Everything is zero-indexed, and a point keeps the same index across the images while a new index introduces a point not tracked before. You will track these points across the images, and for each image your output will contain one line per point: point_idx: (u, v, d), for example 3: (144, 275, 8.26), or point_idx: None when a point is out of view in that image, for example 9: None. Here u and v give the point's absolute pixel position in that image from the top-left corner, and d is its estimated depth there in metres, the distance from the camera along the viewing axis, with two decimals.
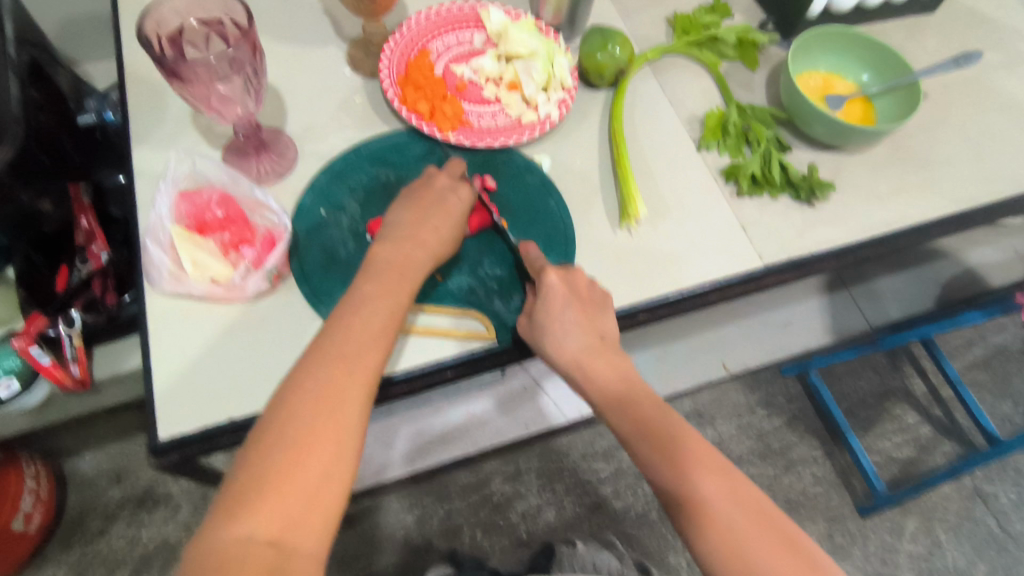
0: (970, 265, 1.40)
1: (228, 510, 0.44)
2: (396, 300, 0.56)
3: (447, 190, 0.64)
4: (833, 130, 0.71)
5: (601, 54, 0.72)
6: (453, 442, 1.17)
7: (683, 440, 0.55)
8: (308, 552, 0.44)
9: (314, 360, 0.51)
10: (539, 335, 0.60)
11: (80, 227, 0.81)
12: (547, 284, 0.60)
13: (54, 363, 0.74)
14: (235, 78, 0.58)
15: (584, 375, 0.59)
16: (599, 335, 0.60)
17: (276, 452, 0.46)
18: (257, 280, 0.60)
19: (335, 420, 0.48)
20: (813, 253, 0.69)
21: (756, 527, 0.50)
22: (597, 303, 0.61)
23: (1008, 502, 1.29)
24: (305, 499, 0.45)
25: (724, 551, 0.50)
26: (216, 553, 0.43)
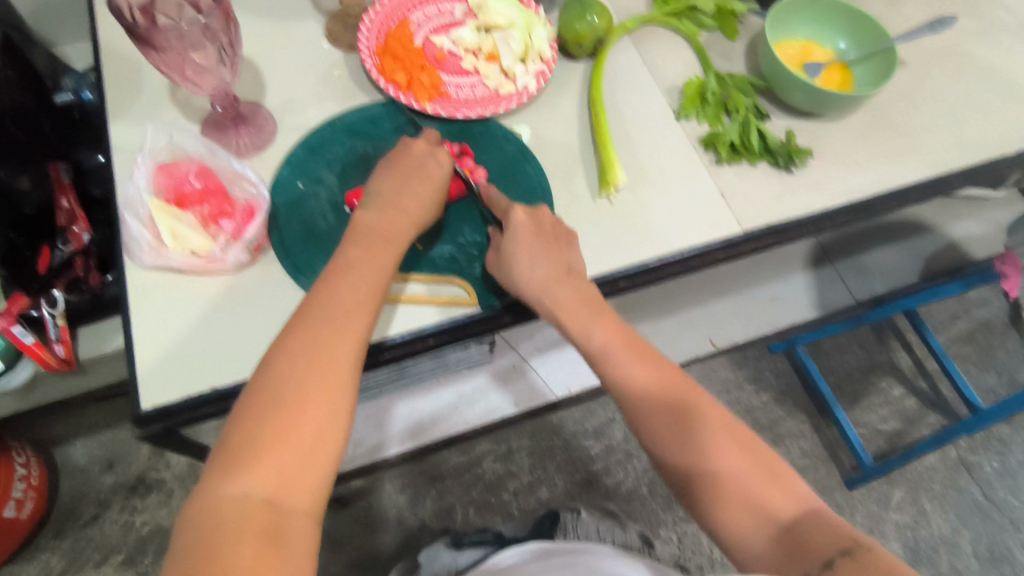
0: (953, 238, 1.42)
1: (223, 468, 0.45)
2: (381, 265, 0.56)
3: (425, 156, 0.63)
4: (811, 96, 0.72)
5: (580, 23, 0.72)
6: (446, 422, 1.17)
7: (665, 374, 0.58)
8: (303, 509, 0.45)
9: (305, 323, 0.51)
10: (503, 270, 0.61)
11: (60, 208, 0.80)
12: (516, 220, 0.60)
13: (37, 343, 0.73)
14: (209, 47, 0.58)
15: (551, 303, 0.60)
16: (565, 264, 0.61)
17: (269, 412, 0.47)
18: (237, 253, 0.61)
19: (328, 384, 0.49)
20: (791, 219, 0.70)
21: (737, 449, 0.53)
22: (562, 239, 0.62)
23: (992, 471, 1.31)
24: (299, 457, 0.46)
25: (699, 470, 0.53)
26: (215, 506, 0.43)
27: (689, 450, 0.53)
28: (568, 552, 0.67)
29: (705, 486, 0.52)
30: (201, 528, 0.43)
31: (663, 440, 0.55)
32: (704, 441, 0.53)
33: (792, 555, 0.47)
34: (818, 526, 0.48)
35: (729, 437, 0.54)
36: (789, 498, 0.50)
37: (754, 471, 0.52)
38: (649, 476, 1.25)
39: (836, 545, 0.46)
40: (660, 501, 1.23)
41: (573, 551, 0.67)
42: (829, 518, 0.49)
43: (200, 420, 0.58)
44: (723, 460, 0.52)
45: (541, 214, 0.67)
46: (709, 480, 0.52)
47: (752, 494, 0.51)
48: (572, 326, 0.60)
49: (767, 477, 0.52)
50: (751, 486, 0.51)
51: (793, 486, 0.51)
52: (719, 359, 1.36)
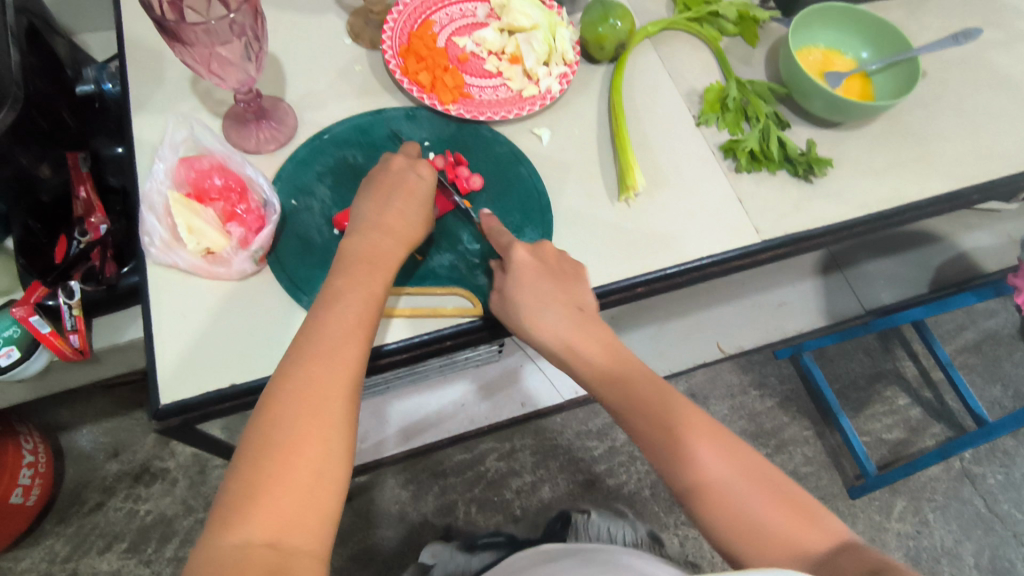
0: (963, 248, 1.42)
1: (222, 518, 0.43)
2: (369, 291, 0.54)
3: (405, 171, 0.62)
4: (831, 105, 0.72)
5: (602, 27, 0.72)
6: (444, 429, 1.17)
7: (676, 411, 0.54)
8: (309, 551, 0.43)
9: (293, 360, 0.49)
10: (510, 312, 0.60)
11: (78, 198, 0.80)
12: (518, 259, 0.60)
13: (54, 332, 0.74)
14: (236, 42, 0.58)
15: (570, 353, 0.58)
16: (578, 307, 0.60)
17: (263, 458, 0.45)
18: (244, 260, 0.60)
19: (320, 419, 0.47)
20: (809, 227, 0.70)
21: (763, 489, 0.51)
22: (569, 276, 0.61)
23: (995, 482, 1.31)
24: (299, 500, 0.44)
25: (732, 518, 0.50)
26: (215, 559, 0.41)
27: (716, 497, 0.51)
28: (579, 550, 0.67)
29: (736, 534, 0.50)
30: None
31: (687, 487, 0.52)
32: (731, 487, 0.51)
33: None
34: (854, 556, 0.48)
35: (754, 477, 0.51)
36: (821, 532, 0.49)
37: (787, 516, 0.50)
38: (652, 479, 1.25)
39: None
40: (662, 505, 1.23)
41: (589, 548, 0.67)
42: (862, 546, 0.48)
43: (216, 415, 0.59)
44: (749, 499, 0.50)
45: (539, 230, 0.67)
46: (740, 526, 0.50)
47: (794, 543, 0.48)
48: (590, 378, 0.58)
49: (799, 515, 0.50)
50: (783, 525, 0.49)
51: (827, 526, 0.50)
52: (725, 364, 1.36)
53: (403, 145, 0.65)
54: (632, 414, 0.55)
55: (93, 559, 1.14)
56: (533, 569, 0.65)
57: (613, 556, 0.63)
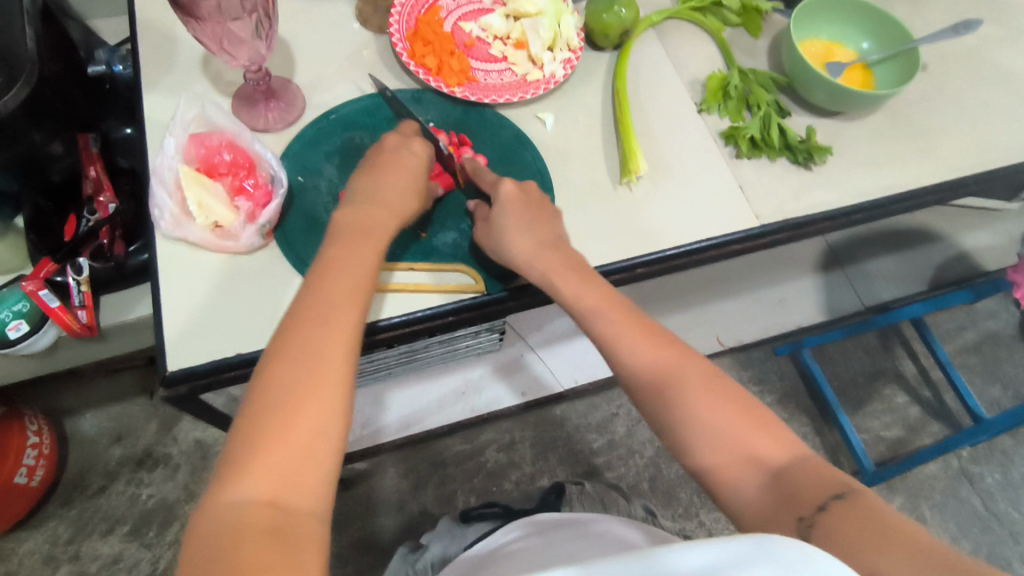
0: (964, 248, 1.42)
1: (222, 479, 0.43)
2: (364, 258, 0.54)
3: (398, 146, 0.63)
4: (832, 94, 0.73)
5: (607, 14, 0.73)
6: (443, 415, 1.19)
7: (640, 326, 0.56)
8: (308, 510, 0.43)
9: (291, 326, 0.50)
10: (495, 239, 0.62)
11: (87, 177, 0.80)
12: (505, 191, 0.62)
13: (62, 307, 0.75)
14: (246, 19, 0.59)
15: (544, 269, 0.60)
16: (554, 235, 0.62)
17: (262, 421, 0.45)
18: (252, 234, 0.61)
19: (317, 381, 0.47)
20: (809, 215, 0.71)
21: (722, 401, 0.50)
22: (547, 210, 0.64)
23: (993, 482, 1.32)
24: (297, 461, 0.44)
25: (688, 425, 0.50)
26: (216, 517, 0.42)
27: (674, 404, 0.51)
28: (573, 522, 0.67)
29: (692, 439, 0.50)
30: (206, 540, 0.41)
31: (642, 386, 0.53)
32: (688, 397, 0.51)
33: (785, 504, 0.44)
34: (809, 470, 0.46)
35: (715, 389, 0.51)
36: (779, 445, 0.48)
37: (753, 427, 0.49)
38: (651, 472, 1.26)
39: (830, 491, 0.43)
40: (660, 497, 1.24)
41: (582, 520, 0.68)
42: (819, 462, 0.46)
43: (221, 384, 0.59)
44: (705, 408, 0.50)
45: None
46: (696, 432, 0.50)
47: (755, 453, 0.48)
48: (563, 296, 0.59)
49: (756, 427, 0.49)
50: (737, 434, 0.49)
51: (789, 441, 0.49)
52: (725, 359, 1.37)
53: (399, 124, 0.66)
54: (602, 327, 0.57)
55: (96, 542, 1.15)
56: (526, 545, 0.64)
57: (608, 532, 0.63)
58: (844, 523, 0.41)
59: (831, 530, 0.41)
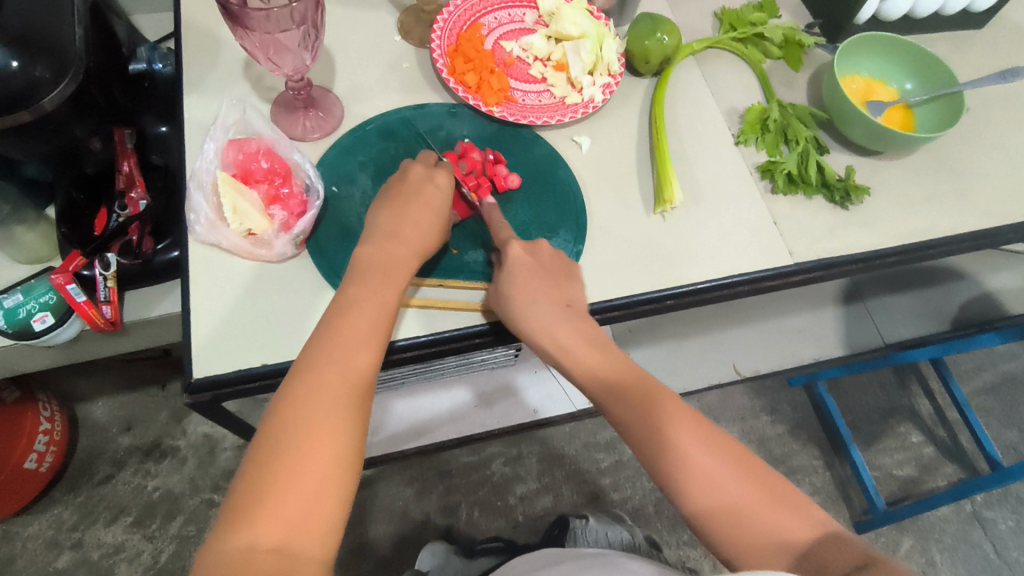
0: (988, 288, 1.41)
1: (230, 520, 0.43)
2: (383, 299, 0.54)
3: (422, 180, 0.62)
4: (871, 133, 0.72)
5: (649, 41, 0.73)
6: (454, 429, 1.17)
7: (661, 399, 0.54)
8: (314, 557, 0.43)
9: (305, 364, 0.50)
10: (504, 308, 0.60)
11: (120, 172, 0.79)
12: (512, 255, 0.61)
13: (87, 302, 0.76)
14: (295, 29, 0.60)
15: (554, 346, 0.58)
16: (569, 303, 0.60)
17: (272, 460, 0.45)
18: (285, 244, 0.62)
19: (329, 424, 0.47)
20: (841, 254, 0.70)
21: (755, 485, 0.49)
22: (563, 275, 0.62)
23: (1006, 529, 1.29)
24: (306, 504, 0.44)
25: (698, 486, 0.49)
26: (224, 561, 0.41)
27: (707, 490, 0.49)
28: (577, 554, 0.68)
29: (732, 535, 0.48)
30: None
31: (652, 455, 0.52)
32: (720, 482, 0.49)
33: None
34: (838, 546, 0.46)
35: (741, 465, 0.50)
36: (807, 525, 0.48)
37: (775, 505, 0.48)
38: (656, 496, 1.25)
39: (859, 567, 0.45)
40: (665, 523, 1.23)
41: (584, 552, 0.68)
42: (846, 538, 0.47)
43: (244, 393, 0.59)
44: (732, 485, 0.49)
45: (572, 228, 0.68)
46: (729, 517, 0.48)
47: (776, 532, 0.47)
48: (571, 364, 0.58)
49: (784, 504, 0.49)
50: (767, 514, 0.48)
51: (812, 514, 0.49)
52: (738, 386, 1.35)
53: (420, 154, 0.65)
54: (623, 410, 0.54)
55: (99, 531, 1.15)
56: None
57: (608, 560, 0.64)
58: None
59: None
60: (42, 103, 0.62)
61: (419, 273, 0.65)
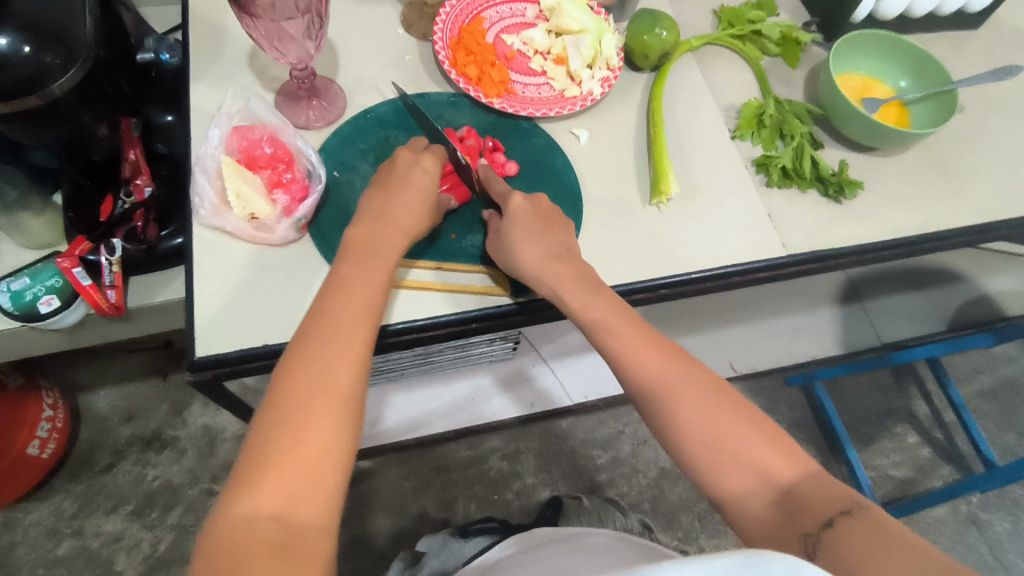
0: (985, 291, 1.42)
1: (232, 492, 0.44)
2: (376, 279, 0.55)
3: (410, 166, 0.63)
4: (867, 129, 0.73)
5: (648, 36, 0.74)
6: (452, 420, 1.20)
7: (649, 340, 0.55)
8: (315, 524, 0.44)
9: (301, 340, 0.51)
10: (504, 252, 0.62)
11: (126, 159, 0.81)
12: (512, 203, 0.63)
13: (93, 286, 0.77)
14: (300, 18, 0.62)
15: (552, 280, 0.59)
16: (565, 246, 0.62)
17: (271, 433, 0.46)
18: (287, 228, 0.63)
19: (325, 395, 0.48)
20: (836, 247, 0.71)
21: (739, 421, 0.50)
22: (558, 223, 0.64)
23: (1001, 530, 1.30)
24: (305, 474, 0.45)
25: (683, 422, 0.50)
26: (227, 529, 0.42)
27: (686, 421, 0.50)
28: (570, 534, 0.69)
29: (709, 461, 0.49)
30: (215, 554, 0.41)
31: (641, 390, 0.53)
32: (699, 414, 0.50)
33: (791, 521, 0.45)
34: (817, 484, 0.46)
35: (724, 400, 0.51)
36: (787, 459, 0.48)
37: (757, 439, 0.49)
38: (653, 493, 1.26)
39: (836, 505, 0.44)
40: (661, 519, 1.23)
41: (576, 535, 0.68)
42: (828, 478, 0.47)
43: (248, 373, 0.61)
44: (712, 415, 0.50)
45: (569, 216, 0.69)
46: (707, 443, 0.49)
47: (756, 465, 0.48)
48: (570, 307, 0.59)
49: (764, 437, 0.49)
50: (746, 444, 0.49)
51: (793, 451, 0.49)
52: (736, 386, 1.36)
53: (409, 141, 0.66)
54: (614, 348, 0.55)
55: (99, 520, 1.17)
56: (524, 558, 0.65)
57: (600, 542, 0.65)
58: (848, 535, 0.42)
59: (838, 548, 0.42)
60: (52, 89, 0.63)
61: (411, 255, 0.66)
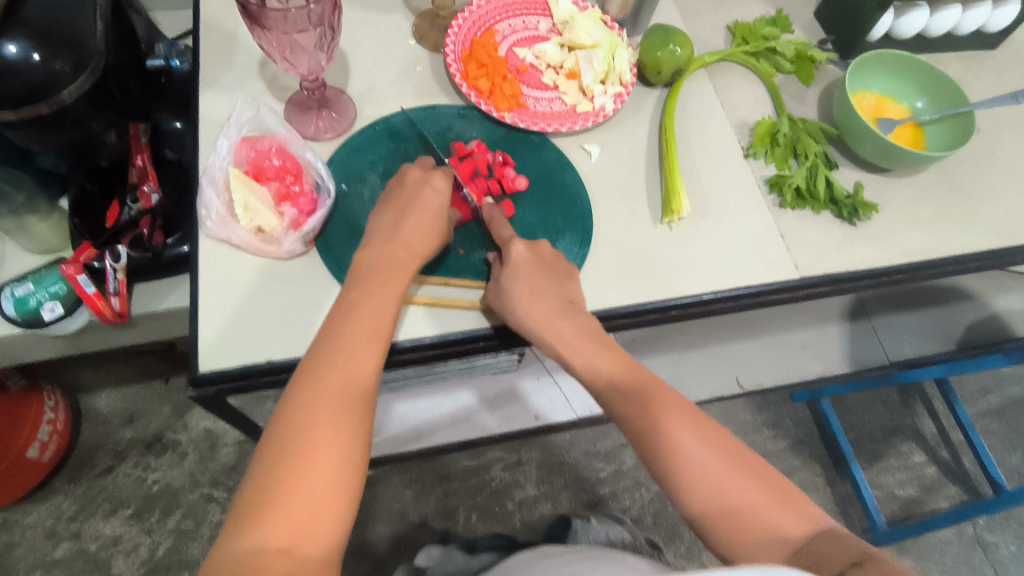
0: (995, 310, 1.40)
1: (238, 524, 0.43)
2: (386, 303, 0.55)
3: (419, 184, 0.62)
4: (881, 150, 0.72)
5: (661, 51, 0.73)
6: (453, 433, 1.18)
7: (653, 393, 0.55)
8: (319, 558, 0.43)
9: (310, 367, 0.50)
10: (505, 305, 0.60)
11: (134, 165, 0.80)
12: (515, 251, 0.61)
13: (97, 293, 0.77)
14: (311, 30, 0.61)
15: (558, 340, 0.58)
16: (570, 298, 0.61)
17: (279, 463, 0.45)
18: (294, 241, 0.62)
19: (334, 425, 0.47)
20: (849, 269, 0.70)
21: (748, 478, 0.49)
22: (561, 271, 0.63)
23: (1008, 553, 1.28)
24: (313, 507, 0.44)
25: (694, 483, 0.50)
26: (229, 563, 0.41)
27: (698, 482, 0.50)
28: (571, 549, 0.68)
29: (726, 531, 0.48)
30: None
31: (649, 449, 0.53)
32: (710, 479, 0.50)
33: None
34: (830, 539, 0.45)
35: (733, 456, 0.50)
36: (800, 518, 0.47)
37: (767, 496, 0.48)
38: (655, 507, 1.24)
39: (849, 558, 0.43)
40: (663, 534, 1.22)
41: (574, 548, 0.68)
42: (841, 533, 0.46)
43: (251, 389, 0.60)
44: (721, 477, 0.50)
45: (578, 232, 0.68)
46: (720, 509, 0.49)
47: (767, 522, 0.47)
48: (575, 366, 0.58)
49: (775, 497, 0.48)
50: (757, 506, 0.48)
51: (804, 507, 0.48)
52: (740, 400, 1.34)
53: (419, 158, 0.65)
54: (621, 403, 0.55)
55: (98, 522, 1.16)
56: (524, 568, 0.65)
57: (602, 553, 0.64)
58: None
59: None
60: (61, 95, 0.62)
61: (423, 271, 0.66)
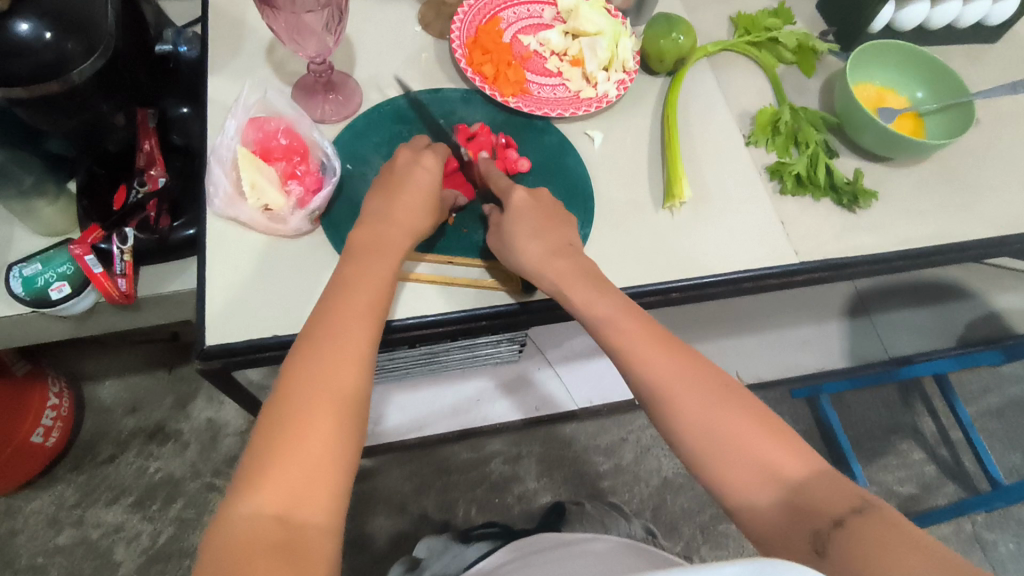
0: (995, 309, 1.41)
1: (236, 492, 0.44)
2: (379, 280, 0.55)
3: (409, 165, 0.63)
4: (881, 138, 0.73)
5: (664, 40, 0.74)
6: (453, 421, 1.19)
7: (650, 336, 0.54)
8: (316, 525, 0.44)
9: (305, 341, 0.51)
10: (507, 248, 0.62)
11: (142, 149, 0.80)
12: (515, 197, 0.62)
13: (104, 273, 0.77)
14: (320, 12, 0.62)
15: (555, 278, 0.59)
16: (568, 242, 0.61)
17: (275, 434, 0.46)
18: (300, 219, 0.63)
19: (329, 396, 0.48)
20: (849, 256, 0.71)
21: (744, 419, 0.49)
22: (560, 216, 0.64)
23: (1007, 551, 1.29)
24: (308, 476, 0.45)
25: (692, 428, 0.50)
26: (229, 530, 0.42)
27: (695, 429, 0.50)
28: (570, 540, 0.69)
29: (721, 466, 0.48)
30: (218, 553, 0.41)
31: (647, 393, 0.52)
32: (707, 417, 0.50)
33: (800, 522, 0.45)
34: (826, 480, 0.46)
35: (729, 398, 0.50)
36: (796, 458, 0.48)
37: (762, 436, 0.49)
38: (654, 501, 1.25)
39: (848, 504, 0.44)
40: (662, 528, 1.23)
41: (573, 540, 0.68)
42: (838, 475, 0.47)
43: (254, 364, 0.61)
44: (720, 417, 0.50)
45: (581, 214, 0.69)
46: (716, 446, 0.49)
47: (762, 463, 0.47)
48: (573, 304, 0.58)
49: (774, 438, 0.48)
50: (754, 446, 0.48)
51: (799, 447, 0.49)
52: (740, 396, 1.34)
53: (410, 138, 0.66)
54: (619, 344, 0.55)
55: (100, 510, 1.17)
56: (524, 563, 0.65)
57: (603, 547, 0.65)
58: (861, 535, 0.42)
59: (851, 548, 0.42)
60: (71, 76, 0.63)
61: (425, 250, 0.66)
